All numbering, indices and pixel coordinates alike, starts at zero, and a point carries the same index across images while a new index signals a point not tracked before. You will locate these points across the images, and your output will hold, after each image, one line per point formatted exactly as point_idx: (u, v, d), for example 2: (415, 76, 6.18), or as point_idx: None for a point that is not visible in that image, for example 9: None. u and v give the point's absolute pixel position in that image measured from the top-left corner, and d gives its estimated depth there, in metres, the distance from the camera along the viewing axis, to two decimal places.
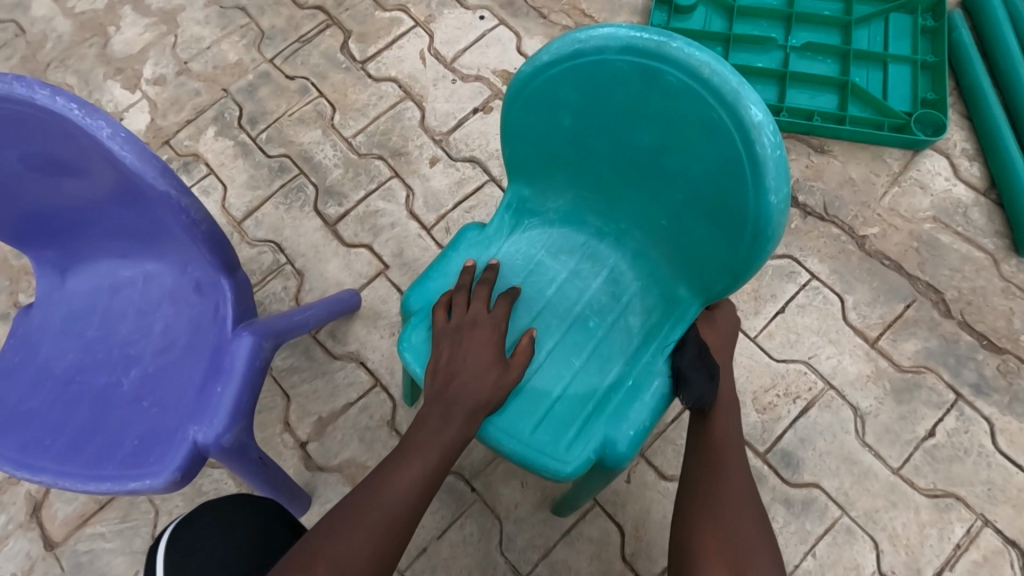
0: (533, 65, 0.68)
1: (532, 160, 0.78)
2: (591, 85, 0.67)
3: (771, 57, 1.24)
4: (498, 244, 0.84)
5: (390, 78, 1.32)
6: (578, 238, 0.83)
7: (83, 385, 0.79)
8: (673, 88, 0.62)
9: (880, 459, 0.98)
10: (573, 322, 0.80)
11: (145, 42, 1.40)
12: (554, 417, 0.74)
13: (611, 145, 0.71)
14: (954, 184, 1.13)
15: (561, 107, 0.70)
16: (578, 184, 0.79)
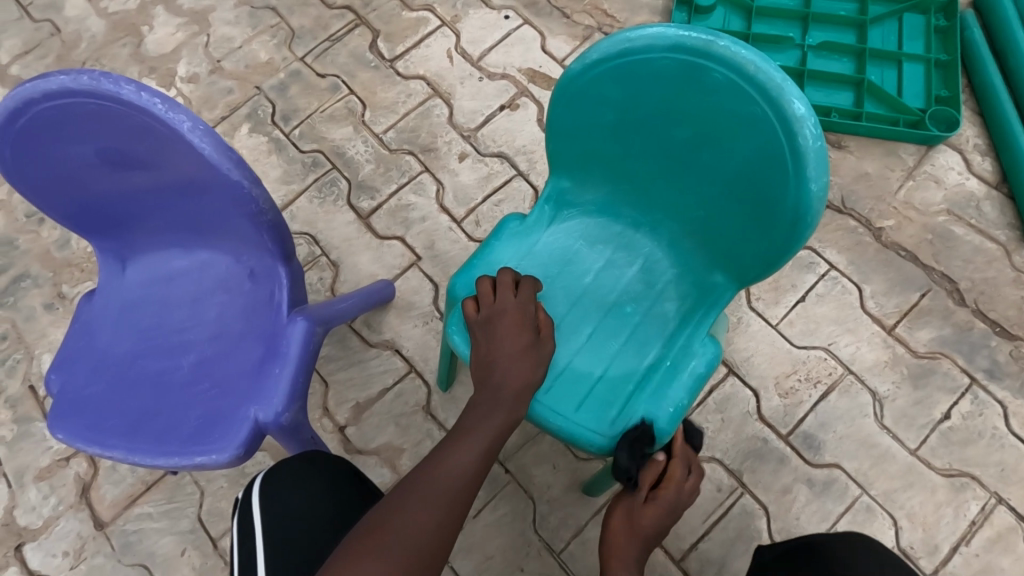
0: (580, 64, 0.72)
1: (573, 155, 0.82)
2: (635, 82, 0.71)
3: (788, 56, 1.28)
4: (536, 234, 0.88)
5: (418, 76, 1.35)
6: (614, 229, 0.87)
7: (143, 369, 0.83)
8: (716, 85, 0.66)
9: (898, 441, 1.02)
10: (610, 308, 0.85)
11: (177, 42, 1.44)
12: (595, 396, 0.79)
13: (652, 140, 0.75)
14: (967, 178, 1.17)
15: (605, 103, 0.74)
16: (615, 177, 0.83)
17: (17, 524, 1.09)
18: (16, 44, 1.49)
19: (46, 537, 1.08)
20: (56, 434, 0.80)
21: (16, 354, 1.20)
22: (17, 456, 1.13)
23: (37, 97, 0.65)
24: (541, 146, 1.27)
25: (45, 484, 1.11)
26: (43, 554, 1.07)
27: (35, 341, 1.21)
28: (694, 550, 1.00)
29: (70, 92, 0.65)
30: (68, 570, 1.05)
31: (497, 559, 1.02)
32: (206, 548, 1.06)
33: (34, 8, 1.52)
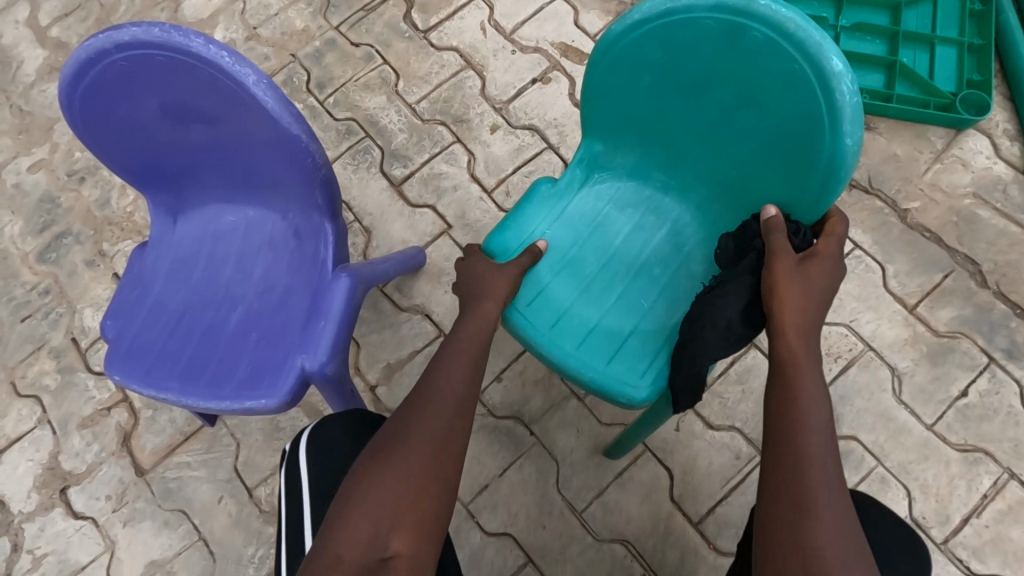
0: (623, 26, 0.75)
1: (608, 118, 0.84)
2: (676, 44, 0.73)
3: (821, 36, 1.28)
4: (568, 197, 0.90)
5: (451, 48, 1.37)
6: (643, 193, 0.89)
7: (194, 318, 0.87)
8: (757, 46, 0.68)
9: (915, 416, 1.05)
10: (637, 269, 0.87)
11: (215, 8, 1.46)
12: (620, 351, 0.82)
13: (688, 102, 0.77)
14: (994, 162, 1.18)
15: (644, 66, 0.76)
16: (649, 140, 0.84)
17: (62, 469, 1.14)
18: (56, 7, 1.51)
19: (90, 481, 1.13)
20: (114, 377, 0.84)
21: (58, 308, 1.25)
22: (62, 404, 1.18)
23: (109, 48, 0.68)
24: (572, 120, 1.29)
25: (88, 432, 1.16)
26: (87, 497, 1.12)
27: (77, 296, 1.25)
28: (712, 514, 1.05)
29: (139, 43, 0.68)
30: (111, 513, 1.10)
31: (521, 516, 1.06)
32: (241, 497, 1.10)
33: None
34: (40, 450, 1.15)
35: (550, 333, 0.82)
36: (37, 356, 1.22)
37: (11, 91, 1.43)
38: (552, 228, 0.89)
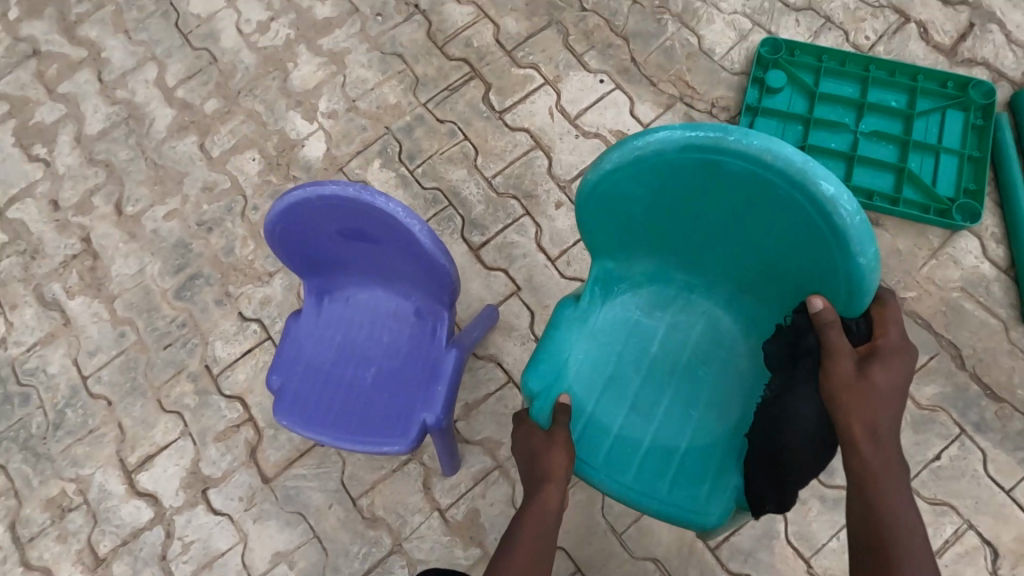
0: (603, 172, 0.90)
1: (619, 237, 1.02)
2: (670, 183, 0.88)
3: (843, 138, 1.50)
4: (594, 316, 1.09)
5: (524, 129, 1.60)
6: (667, 290, 1.08)
7: (337, 373, 1.13)
8: (736, 177, 0.83)
9: None
10: (672, 369, 1.07)
11: (318, 79, 1.70)
12: (681, 467, 1.02)
13: (697, 227, 0.94)
14: (981, 262, 1.40)
15: (637, 199, 0.93)
16: (665, 253, 1.03)
17: (203, 473, 1.41)
18: (181, 69, 1.76)
19: (226, 484, 1.40)
20: (281, 422, 1.10)
21: (193, 339, 1.51)
22: (200, 420, 1.45)
23: (310, 197, 0.93)
24: None
25: (222, 444, 1.43)
26: (223, 497, 1.40)
27: (209, 329, 1.52)
28: (727, 541, 1.30)
29: (335, 196, 0.93)
30: (243, 511, 1.38)
31: (572, 534, 1.32)
32: (347, 505, 1.37)
33: (194, 37, 1.78)
34: (184, 456, 1.43)
35: (602, 463, 1.03)
36: (178, 378, 1.49)
37: (146, 145, 1.69)
38: (583, 349, 1.08)
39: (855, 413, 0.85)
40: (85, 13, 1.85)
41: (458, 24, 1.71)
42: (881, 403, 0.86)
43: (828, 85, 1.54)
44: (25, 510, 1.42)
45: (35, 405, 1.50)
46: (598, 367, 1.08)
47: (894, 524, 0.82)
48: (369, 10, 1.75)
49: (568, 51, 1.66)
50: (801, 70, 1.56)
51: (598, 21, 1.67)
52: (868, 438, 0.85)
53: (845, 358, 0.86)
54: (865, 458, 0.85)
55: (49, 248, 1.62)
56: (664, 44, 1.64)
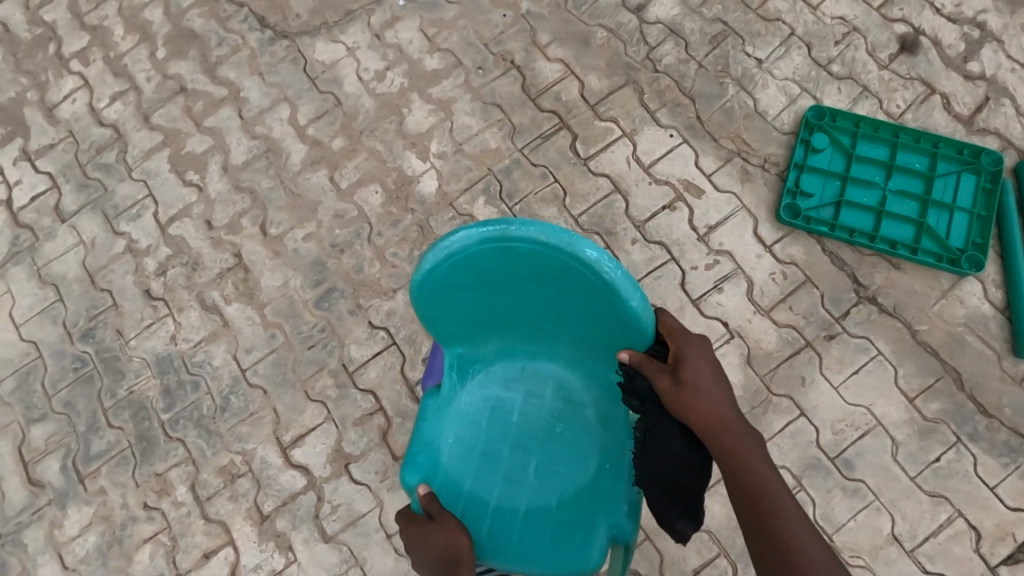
0: (420, 274, 1.25)
1: (455, 324, 1.39)
2: (468, 271, 1.25)
3: (873, 194, 1.81)
4: (454, 401, 1.47)
5: (605, 174, 1.91)
6: (514, 362, 1.49)
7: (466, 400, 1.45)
8: (557, 276, 1.21)
9: (904, 471, 1.63)
10: (524, 424, 1.47)
11: (430, 124, 2.01)
12: (553, 514, 1.40)
13: (524, 314, 1.36)
14: (982, 302, 1.72)
15: (445, 292, 1.30)
16: (498, 334, 1.43)
17: (345, 450, 1.77)
18: (310, 110, 2.07)
19: (364, 460, 1.76)
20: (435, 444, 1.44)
21: (331, 341, 1.85)
22: (341, 408, 1.80)
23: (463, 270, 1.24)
24: (689, 240, 1.84)
25: (359, 428, 1.78)
26: (362, 470, 1.75)
27: (344, 334, 1.86)
28: None
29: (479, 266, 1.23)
30: (379, 482, 1.74)
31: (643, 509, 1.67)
32: None
33: (320, 81, 2.09)
34: (329, 437, 1.78)
35: (499, 522, 1.40)
36: (321, 374, 1.83)
37: (284, 176, 2.01)
38: (454, 428, 1.46)
39: (692, 407, 1.15)
40: (224, 55, 2.16)
41: (548, 80, 2.01)
42: (710, 396, 1.15)
43: (863, 147, 1.84)
44: (202, 475, 1.78)
45: (204, 391, 1.85)
46: (466, 441, 1.46)
47: (766, 487, 1.06)
48: (471, 63, 2.05)
49: (643, 107, 1.95)
50: (840, 133, 1.86)
51: (668, 82, 1.97)
52: (714, 425, 1.13)
53: (660, 373, 1.20)
54: (727, 439, 1.12)
55: (207, 261, 1.96)
56: (725, 105, 1.94)
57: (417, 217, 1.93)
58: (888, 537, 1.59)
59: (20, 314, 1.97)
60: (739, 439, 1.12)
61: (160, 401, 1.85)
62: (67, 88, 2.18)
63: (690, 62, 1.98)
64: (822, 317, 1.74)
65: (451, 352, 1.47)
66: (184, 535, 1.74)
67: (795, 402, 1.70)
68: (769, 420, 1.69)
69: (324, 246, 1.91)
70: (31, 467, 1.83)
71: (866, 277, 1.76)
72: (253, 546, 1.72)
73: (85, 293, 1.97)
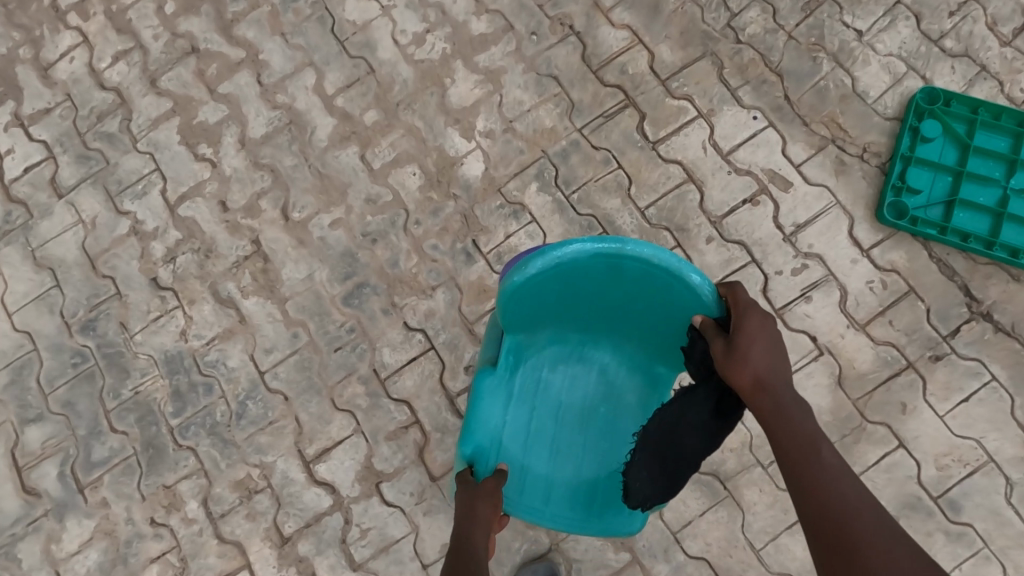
0: (517, 277, 1.09)
1: (521, 319, 1.19)
2: (564, 273, 1.09)
3: (991, 192, 1.56)
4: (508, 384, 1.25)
5: (677, 161, 1.67)
6: (563, 347, 1.27)
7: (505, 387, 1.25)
8: (652, 284, 1.09)
9: (1018, 515, 1.42)
10: (576, 402, 1.27)
11: (476, 97, 1.76)
12: (601, 484, 1.24)
13: (589, 310, 1.18)
14: None
15: (534, 296, 1.13)
16: (559, 321, 1.23)
17: (376, 468, 1.57)
18: (339, 77, 1.82)
19: (397, 480, 1.56)
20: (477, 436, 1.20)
21: (362, 344, 1.64)
22: (371, 419, 1.60)
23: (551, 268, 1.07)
24: (773, 240, 1.60)
25: (392, 443, 1.58)
26: (396, 491, 1.56)
27: (376, 336, 1.64)
28: None
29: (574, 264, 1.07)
30: (414, 505, 1.54)
31: (715, 546, 1.47)
32: None
33: (351, 44, 1.84)
34: (358, 452, 1.58)
35: (553, 499, 1.24)
36: (349, 380, 1.62)
37: (309, 153, 1.77)
38: (507, 410, 1.25)
39: (734, 377, 0.98)
40: (241, 11, 1.90)
41: (613, 49, 1.76)
42: (758, 363, 0.97)
43: (981, 136, 1.59)
44: (215, 490, 1.59)
45: (218, 395, 1.65)
46: (520, 425, 1.26)
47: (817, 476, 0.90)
48: (524, 28, 1.79)
49: (723, 84, 1.70)
50: (954, 120, 1.61)
51: (753, 55, 1.71)
52: (759, 395, 0.96)
53: (717, 338, 1.02)
54: (764, 403, 0.96)
55: (221, 247, 1.74)
56: (818, 84, 1.68)
57: (460, 205, 1.69)
58: None
59: (14, 300, 1.76)
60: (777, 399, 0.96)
61: (169, 405, 1.65)
62: (64, 45, 1.93)
63: (779, 32, 1.72)
64: (926, 334, 1.52)
65: (507, 337, 1.24)
66: (197, 556, 1.56)
67: (893, 431, 1.48)
68: (862, 451, 1.48)
69: (354, 235, 1.68)
70: (25, 474, 1.64)
71: (978, 290, 1.54)
72: (273, 570, 1.54)
73: (85, 280, 1.75)
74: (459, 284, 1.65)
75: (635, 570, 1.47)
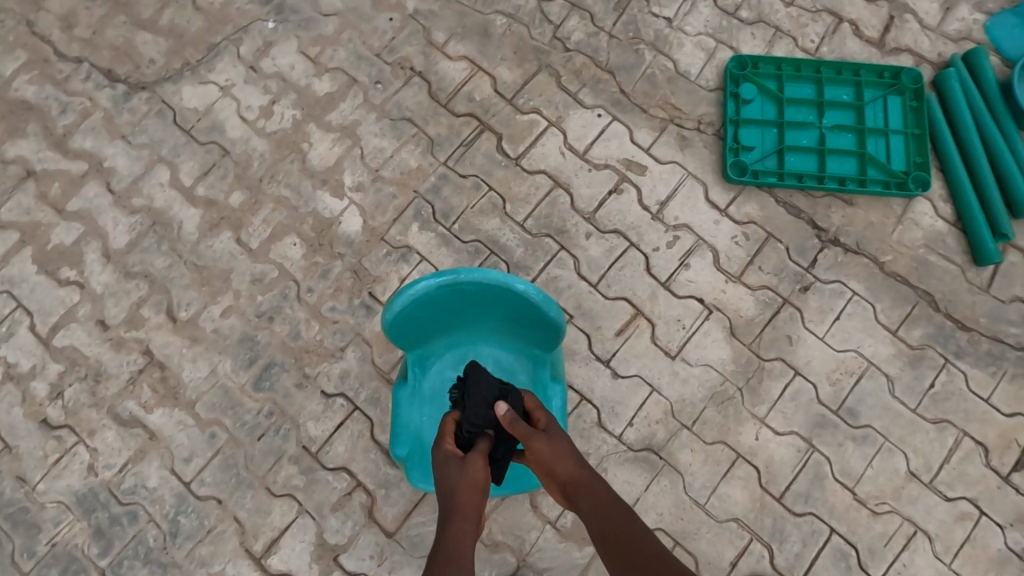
0: (386, 315, 1.14)
1: (409, 340, 1.23)
2: (422, 300, 1.14)
3: (811, 134, 1.77)
4: (419, 389, 1.27)
5: (541, 171, 1.77)
6: (464, 349, 1.30)
7: (418, 390, 1.27)
8: (505, 297, 1.15)
9: (905, 405, 1.61)
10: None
11: (337, 155, 1.79)
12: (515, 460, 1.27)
13: (469, 318, 1.23)
14: (936, 221, 1.72)
15: (411, 325, 1.18)
16: (451, 329, 1.26)
17: (330, 542, 1.55)
18: (194, 166, 1.79)
19: (354, 548, 1.54)
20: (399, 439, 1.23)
21: (284, 424, 1.61)
22: (313, 495, 1.57)
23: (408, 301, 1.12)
24: (644, 221, 1.73)
25: (340, 513, 1.56)
26: (355, 559, 1.54)
27: (297, 412, 1.62)
28: (788, 489, 1.57)
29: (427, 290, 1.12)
30: (377, 567, 1.53)
31: (666, 514, 1.56)
32: None
33: (198, 131, 1.81)
34: (308, 532, 1.55)
35: None
36: (281, 464, 1.59)
37: (181, 249, 1.73)
38: (423, 413, 1.26)
39: (547, 446, 1.07)
40: (72, 123, 1.82)
41: (456, 80, 1.84)
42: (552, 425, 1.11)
43: (789, 89, 1.80)
44: None
45: (145, 520, 1.56)
46: (440, 423, 1.27)
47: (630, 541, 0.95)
48: (367, 79, 1.85)
49: (563, 91, 1.82)
50: (765, 79, 1.81)
51: (583, 59, 1.85)
52: (576, 466, 1.08)
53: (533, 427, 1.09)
54: (576, 472, 1.07)
55: (111, 368, 1.65)
56: (646, 72, 1.84)
57: (349, 261, 1.71)
58: (906, 475, 1.57)
59: None
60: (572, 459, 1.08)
61: (94, 546, 1.55)
62: None
63: (600, 34, 1.87)
64: (792, 270, 1.70)
65: (408, 354, 1.27)
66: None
67: (788, 363, 1.64)
68: (767, 387, 1.62)
69: (248, 319, 1.65)
70: None
71: (823, 220, 1.73)
72: None
73: None
74: (366, 338, 1.66)
75: (601, 560, 1.52)
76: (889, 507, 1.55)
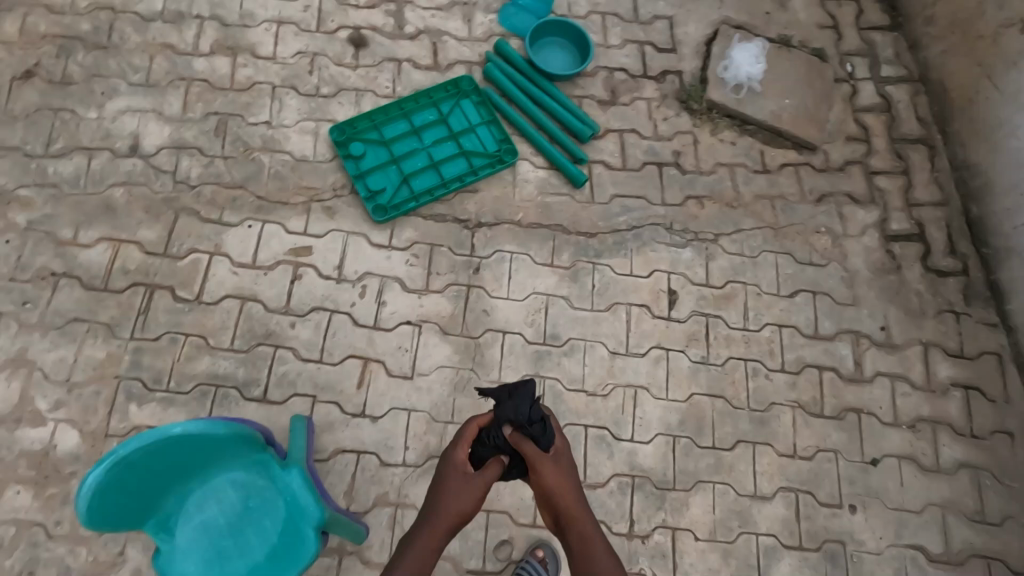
0: (86, 521, 1.30)
1: (135, 520, 1.42)
2: (105, 491, 1.29)
3: (420, 156, 2.16)
4: (176, 545, 1.49)
5: (224, 296, 1.93)
6: (196, 492, 1.53)
7: (178, 545, 1.49)
8: (174, 443, 1.34)
9: (584, 310, 2.07)
10: (231, 517, 1.52)
11: (19, 389, 1.77)
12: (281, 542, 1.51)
13: (175, 479, 1.44)
14: (537, 172, 2.21)
15: (121, 510, 1.37)
16: (169, 488, 1.47)
17: None
18: None
19: None
20: None
21: None
22: None
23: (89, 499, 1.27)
24: (332, 288, 1.99)
25: None
26: None
27: None
28: None
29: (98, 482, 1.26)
30: None
31: None
32: None
33: None
34: None
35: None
36: None
37: None
38: (189, 561, 1.48)
39: (546, 476, 1.34)
40: None
41: (103, 262, 1.91)
42: (561, 466, 1.36)
43: (388, 131, 2.18)
44: None
45: None
46: (207, 559, 1.48)
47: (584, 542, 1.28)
48: (13, 305, 1.85)
49: (208, 222, 2.00)
50: (366, 133, 2.16)
51: (211, 188, 2.04)
52: (560, 489, 1.33)
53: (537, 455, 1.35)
54: (573, 511, 1.32)
55: None
56: (270, 172, 2.08)
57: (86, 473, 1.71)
58: (609, 356, 2.03)
59: None
60: (570, 495, 1.34)
61: None
62: None
63: (214, 161, 2.06)
64: (461, 261, 2.08)
65: (148, 527, 1.47)
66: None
67: (493, 330, 2.01)
68: (489, 356, 1.98)
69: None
70: None
71: (464, 213, 2.13)
72: None
73: None
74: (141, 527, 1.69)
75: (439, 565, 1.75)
76: (611, 385, 2.00)
